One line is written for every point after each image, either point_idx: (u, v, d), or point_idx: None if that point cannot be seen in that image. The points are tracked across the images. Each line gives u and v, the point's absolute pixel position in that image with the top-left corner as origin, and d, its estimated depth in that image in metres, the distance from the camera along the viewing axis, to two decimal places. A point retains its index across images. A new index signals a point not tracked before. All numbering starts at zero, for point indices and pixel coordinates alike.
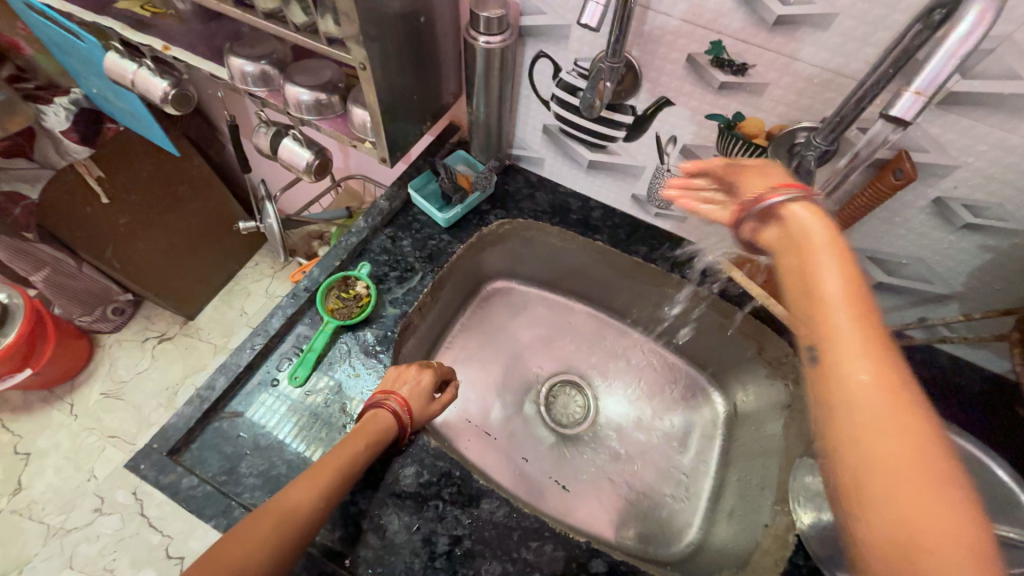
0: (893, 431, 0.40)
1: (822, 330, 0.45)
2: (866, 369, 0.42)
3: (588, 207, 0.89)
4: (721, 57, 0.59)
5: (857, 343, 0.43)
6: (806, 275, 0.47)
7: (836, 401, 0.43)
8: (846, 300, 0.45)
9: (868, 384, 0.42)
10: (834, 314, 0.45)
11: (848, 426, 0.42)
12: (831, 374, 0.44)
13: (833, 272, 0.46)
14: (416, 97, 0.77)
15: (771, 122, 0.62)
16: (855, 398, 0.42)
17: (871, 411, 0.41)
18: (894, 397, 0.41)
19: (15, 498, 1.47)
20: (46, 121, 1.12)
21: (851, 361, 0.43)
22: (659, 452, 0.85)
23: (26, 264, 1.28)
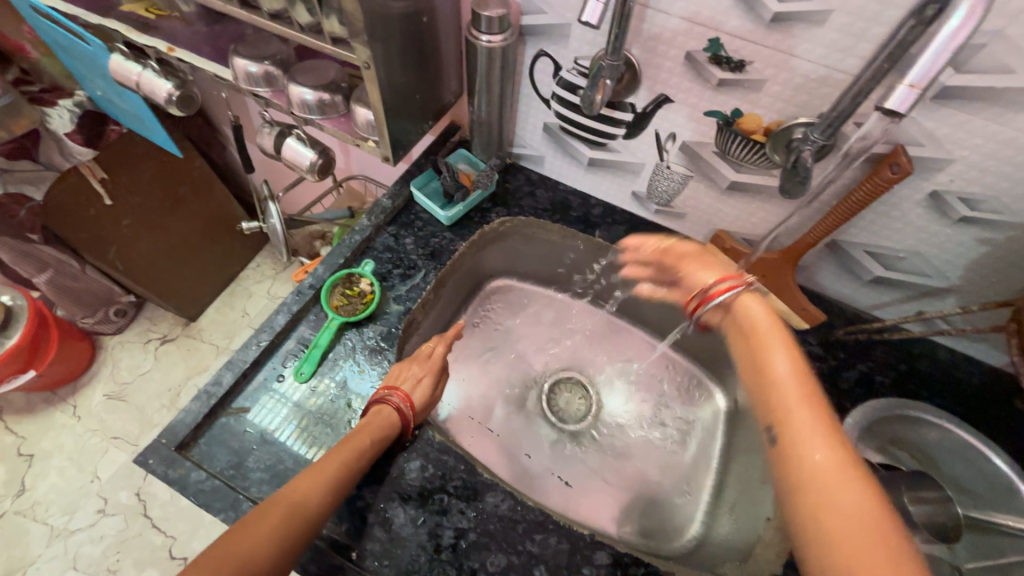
0: (855, 505, 0.45)
1: (778, 412, 0.53)
2: (822, 446, 0.49)
3: (589, 205, 0.89)
4: (719, 54, 0.60)
5: (814, 422, 0.50)
6: (765, 361, 0.56)
7: (800, 476, 0.49)
8: (794, 383, 0.53)
9: (825, 458, 0.48)
10: (789, 397, 0.53)
11: (808, 497, 0.47)
12: (788, 448, 0.50)
13: (784, 359, 0.55)
14: (418, 96, 0.78)
15: (769, 118, 0.63)
16: (811, 473, 0.48)
17: (829, 482, 0.47)
18: (851, 474, 0.47)
19: (19, 499, 1.48)
20: (51, 124, 1.14)
21: (813, 443, 0.49)
22: (660, 447, 0.86)
23: (30, 265, 1.30)
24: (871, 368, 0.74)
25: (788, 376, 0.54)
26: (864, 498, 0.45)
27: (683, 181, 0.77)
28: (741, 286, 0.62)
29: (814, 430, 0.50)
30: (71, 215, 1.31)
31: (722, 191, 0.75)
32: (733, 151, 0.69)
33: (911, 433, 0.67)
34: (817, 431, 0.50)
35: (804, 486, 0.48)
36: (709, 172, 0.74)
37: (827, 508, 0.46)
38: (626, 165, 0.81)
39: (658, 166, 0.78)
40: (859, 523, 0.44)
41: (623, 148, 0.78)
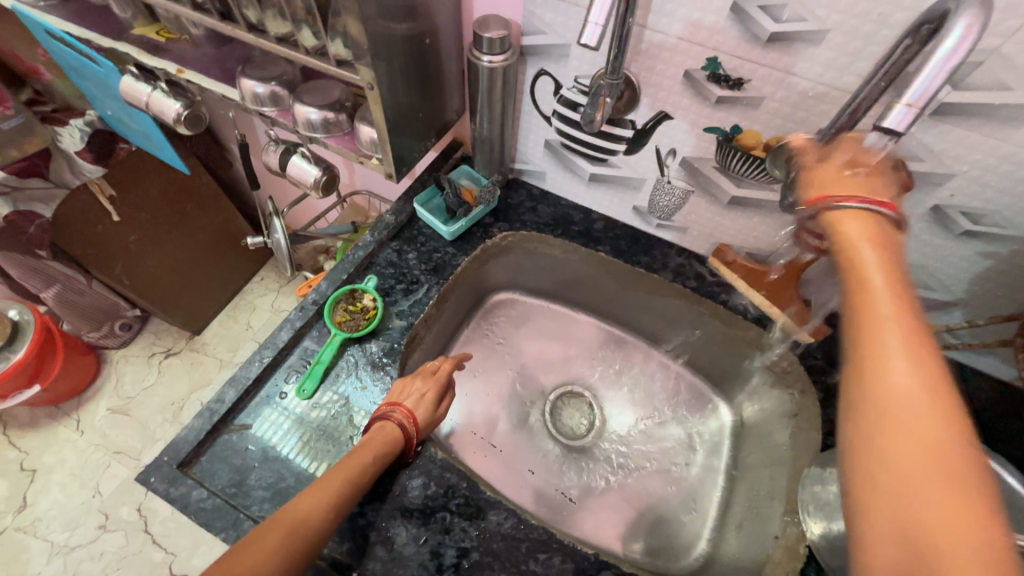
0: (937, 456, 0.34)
1: (868, 337, 0.39)
2: (914, 382, 0.37)
3: (590, 219, 0.90)
4: (717, 73, 0.61)
5: (914, 357, 0.37)
6: (857, 277, 0.42)
7: (876, 410, 0.37)
8: (888, 292, 0.40)
9: (920, 395, 0.36)
10: (888, 324, 0.39)
11: (874, 436, 0.37)
12: (877, 380, 0.38)
13: (876, 270, 0.41)
14: (421, 114, 0.79)
15: (768, 135, 0.64)
16: (899, 411, 0.36)
17: (918, 421, 0.35)
18: (944, 420, 0.36)
19: (20, 515, 1.47)
20: (62, 141, 1.16)
21: (908, 381, 0.37)
22: (665, 463, 0.85)
23: (37, 281, 1.31)
24: None
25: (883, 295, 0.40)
26: (956, 450, 0.35)
27: (683, 196, 0.78)
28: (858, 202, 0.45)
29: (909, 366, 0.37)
30: (81, 231, 1.32)
31: (723, 206, 0.76)
32: (733, 166, 0.69)
33: None
34: (910, 367, 0.37)
35: (880, 423, 0.37)
36: (710, 188, 0.74)
37: (898, 453, 0.35)
38: (627, 180, 0.81)
39: (659, 181, 0.78)
40: (940, 476, 0.34)
41: (623, 163, 0.79)
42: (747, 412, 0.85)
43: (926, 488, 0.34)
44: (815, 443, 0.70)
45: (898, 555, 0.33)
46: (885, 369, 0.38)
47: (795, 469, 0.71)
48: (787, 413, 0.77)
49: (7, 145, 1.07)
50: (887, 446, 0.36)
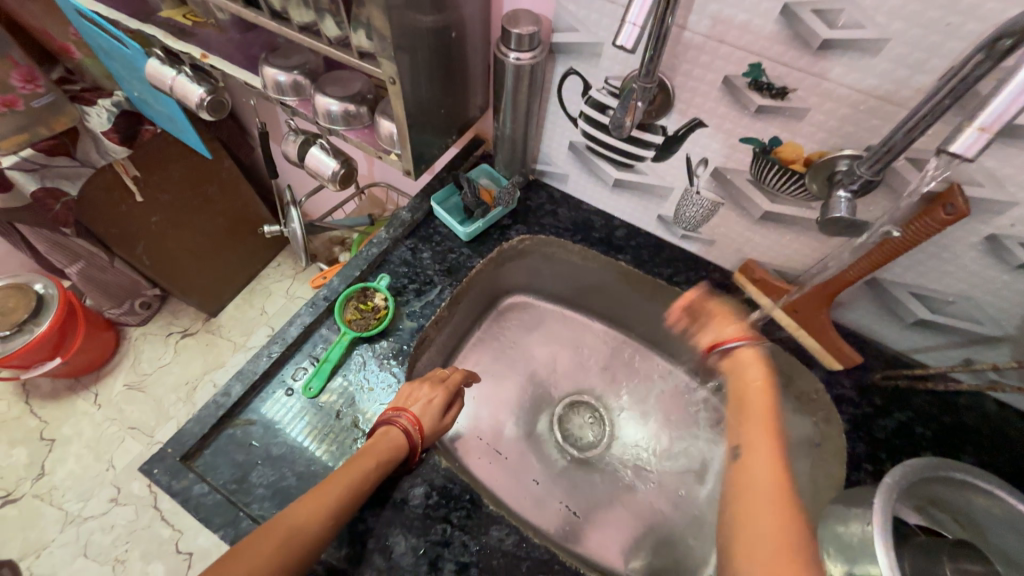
0: (767, 483, 0.59)
1: (739, 426, 0.68)
2: (762, 452, 0.63)
3: (612, 226, 0.87)
4: (759, 80, 0.57)
5: (756, 436, 0.65)
6: (737, 396, 0.71)
7: (747, 470, 0.62)
8: (760, 393, 0.68)
9: (771, 465, 0.61)
10: (750, 426, 0.67)
11: (744, 489, 0.60)
12: (746, 449, 0.65)
13: (758, 371, 0.70)
14: (443, 110, 0.77)
15: (810, 148, 0.59)
16: (759, 484, 0.59)
17: (763, 477, 0.60)
18: (778, 469, 0.61)
19: (37, 483, 1.51)
20: (90, 121, 1.17)
21: (760, 455, 0.63)
22: (674, 483, 0.82)
23: (62, 256, 1.36)
24: (908, 416, 0.70)
25: (749, 394, 0.70)
26: (790, 519, 0.54)
27: (713, 208, 0.74)
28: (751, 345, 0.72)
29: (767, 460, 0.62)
30: (105, 211, 1.34)
31: (754, 221, 0.72)
32: (769, 179, 0.65)
33: (959, 500, 0.55)
34: (761, 442, 0.64)
35: (750, 485, 0.60)
36: (742, 201, 0.70)
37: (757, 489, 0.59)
38: (653, 187, 0.78)
39: (687, 191, 0.74)
40: (765, 489, 0.59)
41: (650, 170, 0.76)
42: None
43: (756, 535, 0.54)
44: (838, 476, 0.66)
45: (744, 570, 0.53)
46: (749, 449, 0.64)
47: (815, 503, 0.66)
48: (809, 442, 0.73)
49: (36, 123, 1.08)
50: (744, 504, 0.59)
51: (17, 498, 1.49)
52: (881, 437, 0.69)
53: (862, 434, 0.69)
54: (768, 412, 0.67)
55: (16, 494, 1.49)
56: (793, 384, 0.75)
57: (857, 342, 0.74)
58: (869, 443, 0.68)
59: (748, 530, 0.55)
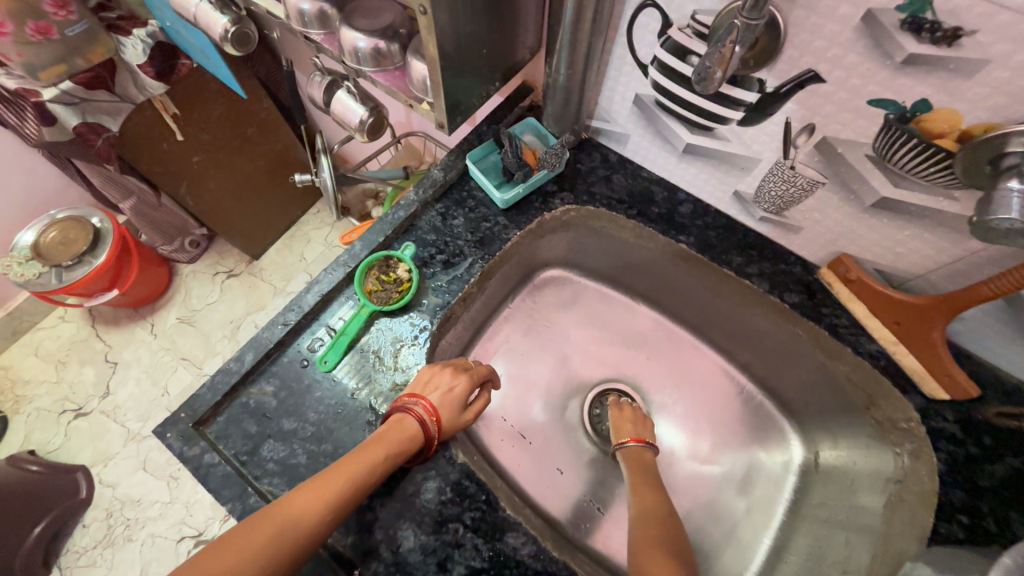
0: (646, 527, 0.59)
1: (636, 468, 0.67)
2: (650, 502, 0.63)
3: (675, 199, 0.74)
4: (919, 18, 0.41)
5: (643, 494, 0.64)
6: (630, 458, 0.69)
7: (639, 513, 0.61)
8: (641, 475, 0.67)
9: (660, 511, 0.61)
10: (640, 473, 0.67)
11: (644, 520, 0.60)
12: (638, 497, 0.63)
13: (647, 459, 0.69)
14: (486, 51, 0.64)
15: (972, 119, 0.44)
16: (648, 519, 0.60)
17: (652, 517, 0.60)
18: (660, 518, 0.60)
19: (104, 401, 1.65)
20: (125, 54, 1.12)
21: (641, 504, 0.62)
22: (713, 493, 0.73)
23: (116, 192, 1.37)
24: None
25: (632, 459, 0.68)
26: None
27: (809, 188, 0.59)
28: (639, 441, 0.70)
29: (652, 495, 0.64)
30: (148, 149, 1.33)
31: (863, 208, 0.57)
32: (900, 157, 0.50)
33: None
34: (647, 494, 0.64)
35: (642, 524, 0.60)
36: (852, 182, 0.55)
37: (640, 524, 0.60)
38: (735, 157, 0.63)
39: (779, 165, 0.60)
40: (646, 528, 0.59)
41: (734, 136, 0.61)
42: (826, 455, 0.70)
43: None
44: (922, 524, 0.55)
45: None
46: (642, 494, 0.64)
47: (885, 548, 0.56)
48: (886, 475, 0.61)
49: (73, 54, 1.03)
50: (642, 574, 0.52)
51: (87, 413, 1.63)
52: (985, 484, 0.56)
53: (960, 479, 0.57)
54: (650, 485, 0.66)
55: (86, 409, 1.64)
56: (875, 406, 0.63)
57: (971, 367, 0.60)
58: (969, 491, 0.56)
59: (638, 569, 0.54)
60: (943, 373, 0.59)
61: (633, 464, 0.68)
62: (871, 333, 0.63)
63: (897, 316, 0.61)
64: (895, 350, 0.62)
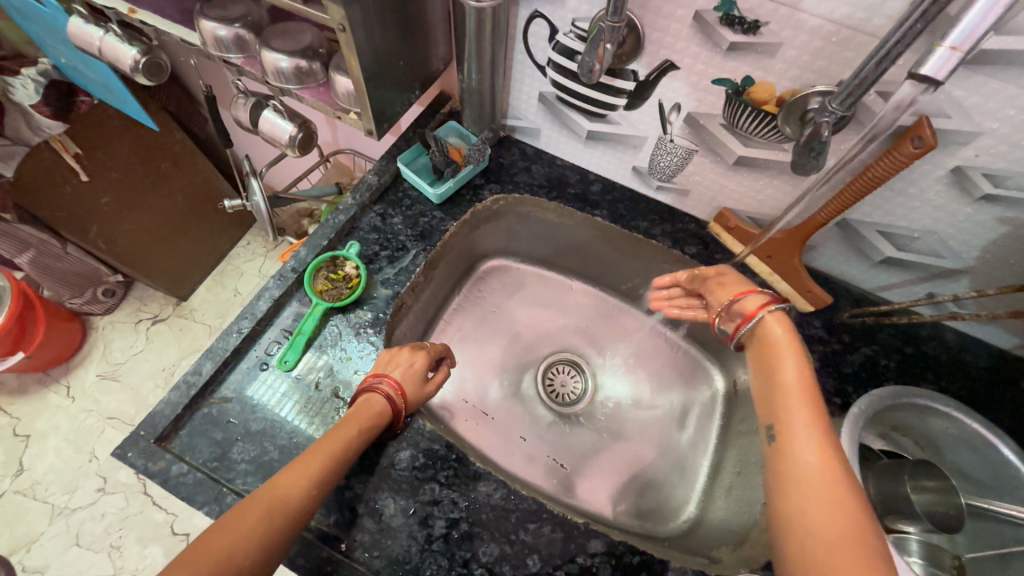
0: (823, 468, 0.44)
1: (775, 405, 0.50)
2: (807, 421, 0.47)
3: (587, 180, 0.85)
4: (731, 14, 0.55)
5: (786, 363, 0.52)
6: (775, 376, 0.52)
7: (803, 433, 0.46)
8: (801, 384, 0.50)
9: (824, 432, 0.46)
10: (794, 398, 0.49)
11: (777, 476, 0.46)
12: (783, 450, 0.47)
13: (793, 365, 0.51)
14: (403, 63, 0.72)
15: (782, 87, 0.58)
16: (805, 483, 0.44)
17: (824, 458, 0.45)
18: (833, 461, 0.44)
19: (19, 479, 1.42)
20: (15, 94, 1.06)
21: (781, 401, 0.50)
22: (658, 431, 0.83)
23: (10, 245, 1.24)
24: (875, 350, 0.71)
25: (795, 385, 0.50)
26: (845, 506, 0.41)
27: (686, 155, 0.73)
28: (774, 313, 0.56)
29: (806, 426, 0.47)
30: (47, 192, 1.23)
31: (728, 166, 0.71)
32: (743, 123, 0.64)
33: (918, 424, 0.64)
34: (790, 362, 0.52)
35: (804, 495, 0.43)
36: (715, 147, 0.69)
37: (809, 514, 0.42)
38: (627, 137, 0.76)
39: (661, 140, 0.73)
40: (821, 476, 0.43)
41: (623, 119, 0.73)
42: (741, 379, 0.82)
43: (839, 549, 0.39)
44: None
45: None
46: (790, 429, 0.47)
47: None
48: None
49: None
50: (795, 507, 0.43)
51: None
52: (849, 371, 0.70)
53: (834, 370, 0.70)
54: (787, 353, 0.53)
55: None
56: None
57: (826, 284, 0.76)
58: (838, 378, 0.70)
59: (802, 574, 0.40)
60: (734, 336, 0.59)
61: (787, 342, 0.54)
62: (702, 318, 0.68)
63: (706, 291, 0.65)
64: (711, 328, 0.64)
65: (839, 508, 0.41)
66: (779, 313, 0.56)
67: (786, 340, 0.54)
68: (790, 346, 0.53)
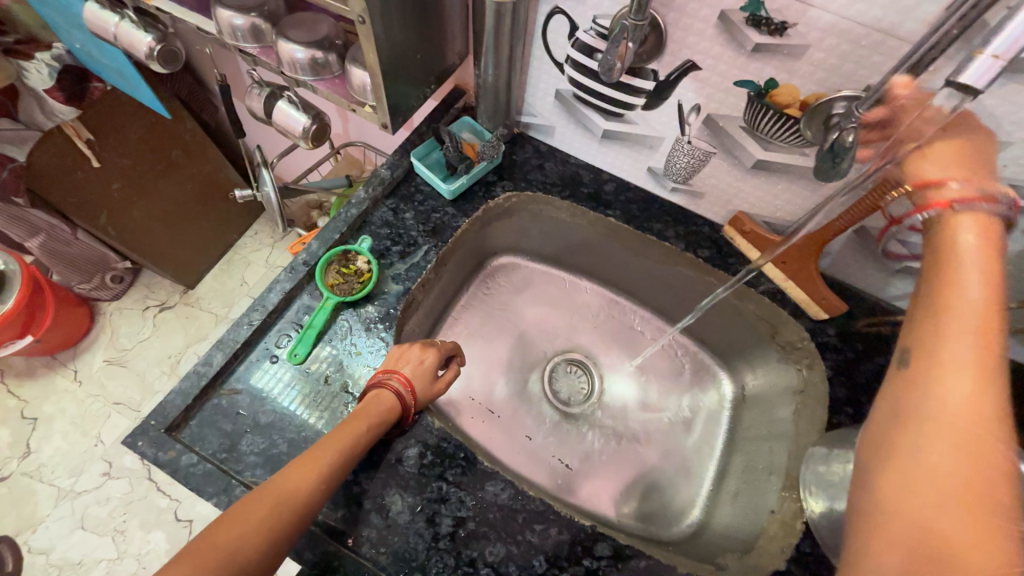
0: (972, 400, 0.40)
1: (938, 328, 0.44)
2: (965, 352, 0.42)
3: (601, 180, 0.84)
4: (758, 15, 0.54)
5: (973, 275, 0.45)
6: (946, 296, 0.45)
7: (955, 361, 0.42)
8: (981, 311, 0.43)
9: (986, 364, 0.41)
10: (963, 325, 0.43)
11: (912, 398, 0.43)
12: (927, 374, 0.43)
13: (977, 284, 0.44)
14: (420, 56, 0.71)
15: (806, 90, 0.57)
16: (944, 409, 0.40)
17: (975, 392, 0.40)
18: (984, 399, 0.40)
19: (25, 461, 1.43)
20: (30, 79, 1.06)
21: (946, 321, 0.44)
22: (664, 434, 0.82)
23: (19, 230, 1.24)
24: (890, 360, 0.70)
25: (971, 310, 0.43)
26: (980, 439, 0.38)
27: (703, 158, 0.72)
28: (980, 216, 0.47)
29: (968, 356, 0.42)
30: (60, 179, 1.24)
31: (745, 170, 0.70)
32: (764, 126, 0.63)
33: None
34: (973, 281, 0.45)
35: (931, 419, 0.41)
36: (733, 149, 0.68)
37: (927, 435, 0.40)
38: (643, 138, 0.75)
39: (678, 141, 0.72)
40: (964, 407, 0.40)
41: (640, 119, 0.72)
42: (750, 386, 0.82)
43: (953, 473, 0.37)
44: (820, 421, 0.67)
45: (906, 507, 0.38)
46: (944, 370, 0.42)
47: (796, 446, 0.68)
48: (792, 389, 0.73)
49: None
50: (921, 426, 0.41)
51: (4, 477, 1.41)
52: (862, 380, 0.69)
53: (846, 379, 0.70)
54: (978, 269, 0.45)
55: (3, 473, 1.42)
56: (779, 334, 0.75)
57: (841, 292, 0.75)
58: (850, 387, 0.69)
59: (892, 501, 0.39)
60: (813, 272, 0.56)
61: (976, 258, 0.46)
62: None
63: None
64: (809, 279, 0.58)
65: (973, 441, 0.38)
66: (980, 218, 0.47)
67: (976, 256, 0.46)
68: (981, 264, 0.45)
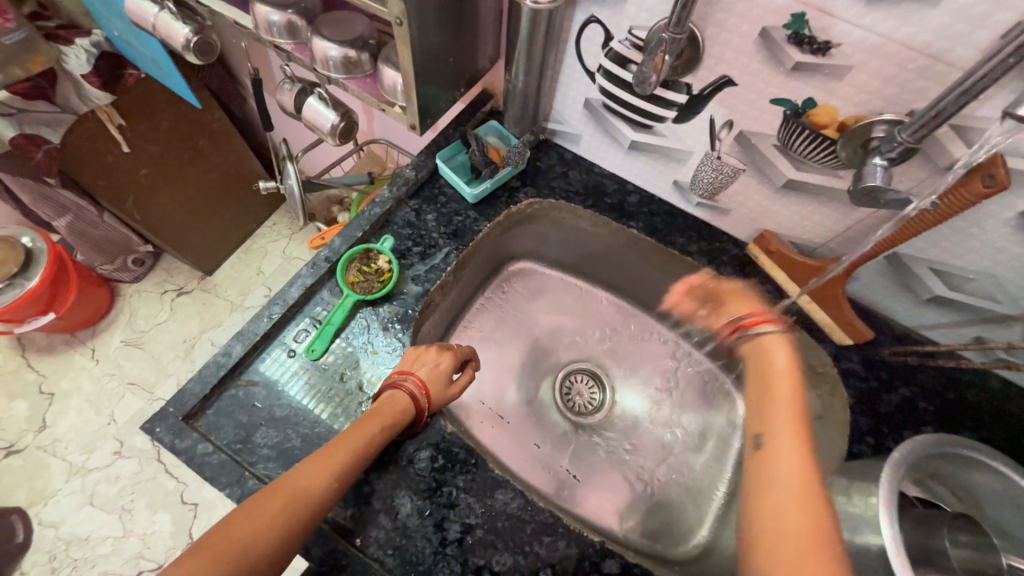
0: (805, 493, 0.49)
1: (762, 403, 0.61)
2: (789, 431, 0.56)
3: (625, 190, 0.83)
4: (800, 33, 0.53)
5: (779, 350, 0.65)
6: (776, 376, 0.63)
7: (789, 444, 0.54)
8: (787, 382, 0.61)
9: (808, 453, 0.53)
10: (783, 409, 0.58)
11: (765, 473, 0.54)
12: (764, 451, 0.56)
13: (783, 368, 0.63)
14: (453, 59, 0.71)
15: (845, 112, 0.56)
16: (778, 485, 0.51)
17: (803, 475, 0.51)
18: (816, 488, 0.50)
19: (41, 435, 1.47)
20: (68, 62, 1.06)
21: (775, 402, 0.60)
22: (675, 451, 0.81)
23: (49, 209, 1.27)
24: (915, 391, 0.69)
25: (782, 379, 0.62)
26: (819, 533, 0.46)
27: (732, 174, 0.70)
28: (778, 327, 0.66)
29: (788, 432, 0.56)
30: (89, 160, 1.27)
31: (775, 189, 0.69)
32: (798, 145, 0.62)
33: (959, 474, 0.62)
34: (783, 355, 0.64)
35: (775, 502, 0.50)
36: (764, 167, 0.67)
37: (784, 519, 0.48)
38: (671, 151, 0.74)
39: (708, 156, 0.70)
40: (804, 499, 0.49)
41: (670, 132, 0.71)
42: None
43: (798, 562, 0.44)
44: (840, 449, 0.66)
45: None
46: (776, 436, 0.56)
47: None
48: None
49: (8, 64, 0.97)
50: (770, 502, 0.50)
51: (20, 450, 1.45)
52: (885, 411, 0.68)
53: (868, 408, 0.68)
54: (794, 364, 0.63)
55: (19, 445, 1.45)
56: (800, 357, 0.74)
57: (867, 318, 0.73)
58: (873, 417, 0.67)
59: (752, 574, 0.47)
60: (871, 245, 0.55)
61: (786, 360, 0.63)
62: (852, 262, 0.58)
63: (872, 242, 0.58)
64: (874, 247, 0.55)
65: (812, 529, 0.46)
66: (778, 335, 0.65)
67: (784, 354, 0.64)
68: (789, 356, 0.64)
